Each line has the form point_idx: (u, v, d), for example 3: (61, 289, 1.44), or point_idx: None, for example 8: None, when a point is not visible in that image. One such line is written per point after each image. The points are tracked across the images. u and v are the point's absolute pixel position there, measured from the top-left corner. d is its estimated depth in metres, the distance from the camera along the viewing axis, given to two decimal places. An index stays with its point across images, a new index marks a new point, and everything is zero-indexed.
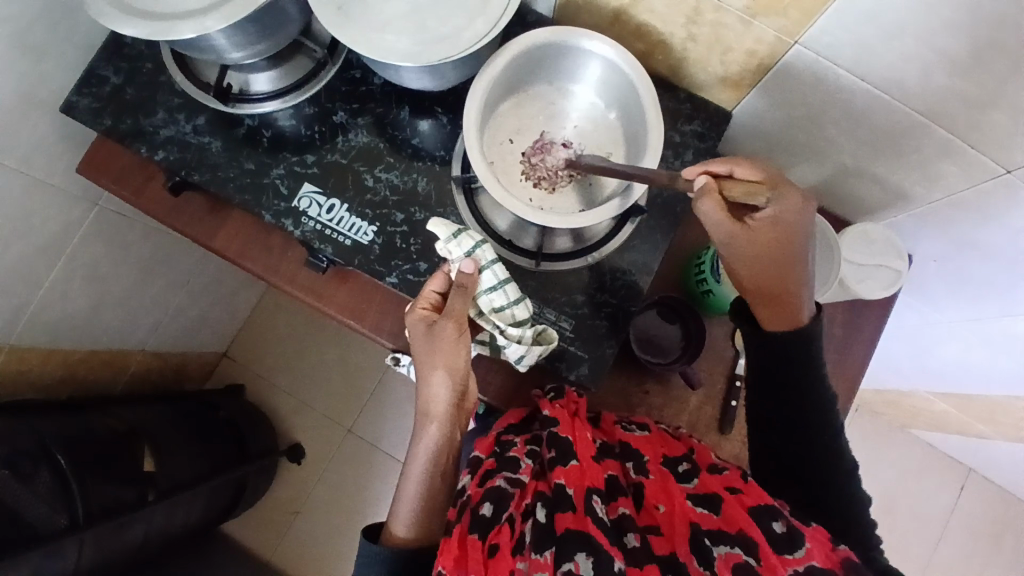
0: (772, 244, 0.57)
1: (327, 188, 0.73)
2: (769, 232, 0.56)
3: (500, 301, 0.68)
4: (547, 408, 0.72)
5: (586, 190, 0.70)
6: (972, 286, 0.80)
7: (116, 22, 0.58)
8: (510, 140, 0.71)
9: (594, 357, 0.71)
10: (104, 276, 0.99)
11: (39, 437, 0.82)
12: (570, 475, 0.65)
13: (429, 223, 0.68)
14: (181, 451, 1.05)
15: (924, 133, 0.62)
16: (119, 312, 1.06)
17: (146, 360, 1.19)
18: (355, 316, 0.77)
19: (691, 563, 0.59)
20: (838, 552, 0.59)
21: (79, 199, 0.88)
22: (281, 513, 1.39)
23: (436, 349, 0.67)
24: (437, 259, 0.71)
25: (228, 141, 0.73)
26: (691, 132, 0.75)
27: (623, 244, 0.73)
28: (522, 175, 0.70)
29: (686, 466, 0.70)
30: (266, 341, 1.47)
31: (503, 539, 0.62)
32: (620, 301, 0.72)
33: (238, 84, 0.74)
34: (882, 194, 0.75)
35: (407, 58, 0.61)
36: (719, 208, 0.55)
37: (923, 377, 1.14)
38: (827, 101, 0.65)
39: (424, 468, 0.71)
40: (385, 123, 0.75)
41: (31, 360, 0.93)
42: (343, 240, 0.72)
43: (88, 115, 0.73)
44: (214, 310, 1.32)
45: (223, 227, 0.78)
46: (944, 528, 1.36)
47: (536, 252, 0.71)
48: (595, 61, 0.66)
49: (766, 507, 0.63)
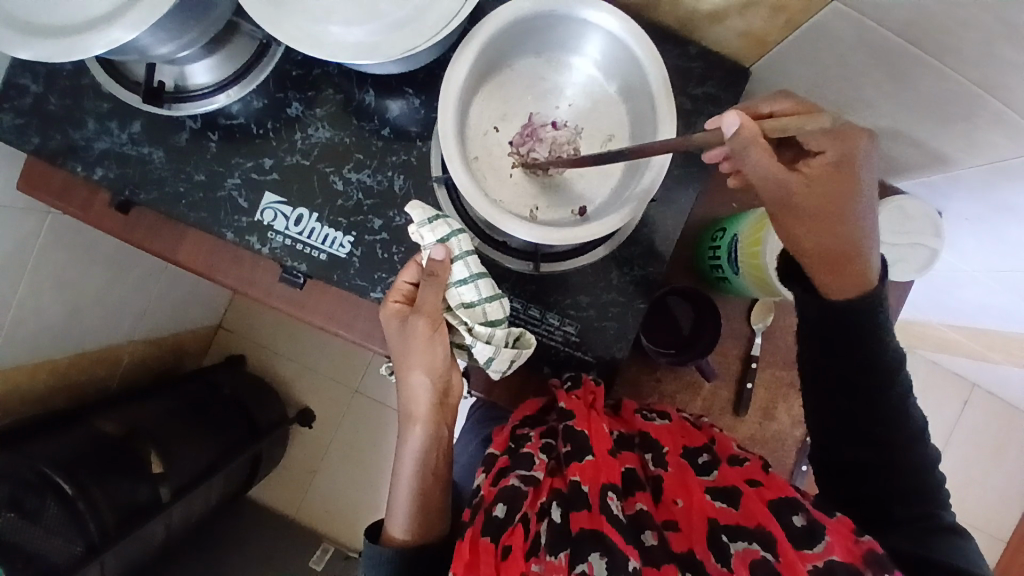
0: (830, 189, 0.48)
1: (292, 197, 0.64)
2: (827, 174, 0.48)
3: (469, 296, 0.60)
4: (560, 399, 0.65)
5: (586, 181, 0.61)
6: (1003, 244, 0.74)
7: (4, 45, 0.48)
8: (495, 129, 0.61)
9: (602, 361, 0.67)
10: (72, 282, 0.92)
11: (35, 468, 0.80)
12: (586, 471, 0.60)
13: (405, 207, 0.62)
14: (189, 442, 1.05)
15: (977, 104, 0.53)
16: (97, 313, 1.00)
17: (140, 348, 1.16)
18: (342, 325, 0.71)
19: (709, 561, 0.58)
20: (861, 545, 0.57)
21: (27, 211, 0.79)
22: (299, 473, 1.43)
23: (412, 349, 0.62)
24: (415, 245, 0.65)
25: (173, 150, 0.64)
26: (702, 98, 0.65)
27: (630, 235, 0.66)
28: (511, 170, 0.61)
29: (706, 458, 0.66)
30: (259, 309, 1.42)
31: (516, 541, 0.59)
32: (630, 298, 0.66)
33: (172, 79, 0.63)
34: (918, 155, 0.66)
35: (362, 54, 0.50)
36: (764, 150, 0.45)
37: (939, 313, 1.10)
38: (867, 62, 0.55)
39: (414, 469, 0.68)
40: (350, 112, 0.65)
41: (16, 379, 0.89)
42: (318, 256, 0.65)
43: (7, 133, 0.63)
44: (200, 287, 1.26)
45: (185, 240, 0.70)
46: (946, 442, 1.39)
47: (535, 254, 0.64)
48: (592, 30, 0.55)
49: (786, 499, 0.60)
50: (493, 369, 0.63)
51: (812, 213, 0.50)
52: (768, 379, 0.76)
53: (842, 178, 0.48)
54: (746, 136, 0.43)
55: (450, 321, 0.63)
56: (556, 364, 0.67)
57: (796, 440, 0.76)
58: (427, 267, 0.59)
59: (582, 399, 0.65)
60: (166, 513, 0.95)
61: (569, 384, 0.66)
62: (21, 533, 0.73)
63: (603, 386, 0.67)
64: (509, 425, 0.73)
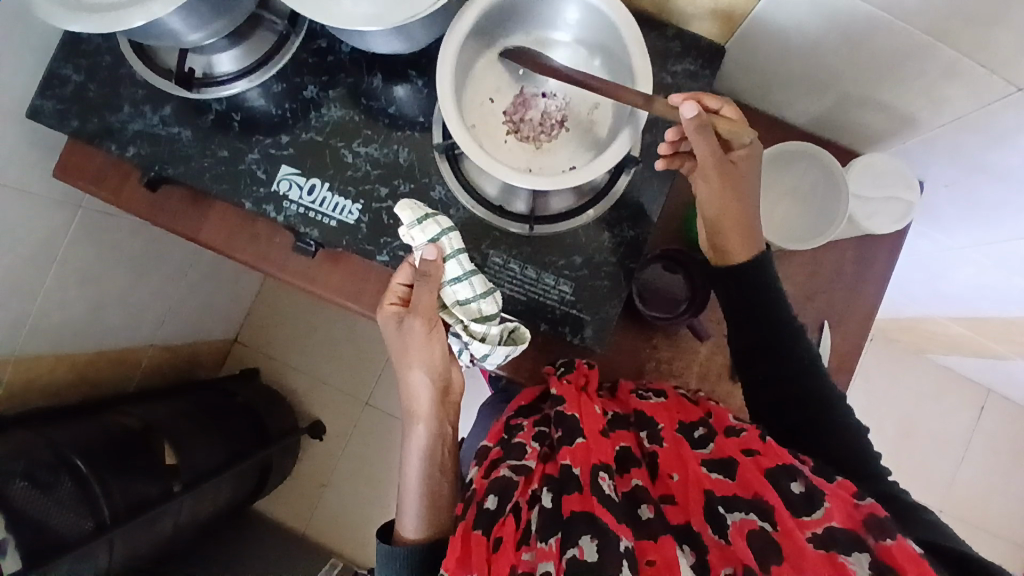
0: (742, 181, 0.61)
1: (306, 169, 0.70)
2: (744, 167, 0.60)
3: (464, 294, 0.65)
4: (552, 387, 0.69)
5: (575, 144, 0.66)
6: (984, 207, 0.78)
7: (61, 20, 0.55)
8: (490, 100, 0.66)
9: (597, 318, 0.69)
10: (98, 279, 0.98)
11: (55, 446, 0.83)
12: (576, 454, 0.63)
13: (396, 207, 0.66)
14: (202, 441, 1.07)
15: (931, 54, 0.58)
16: (118, 313, 1.05)
17: (157, 355, 1.21)
18: (351, 297, 0.76)
19: (705, 532, 0.59)
20: (862, 509, 0.57)
21: (61, 203, 0.86)
22: (309, 488, 1.43)
23: (412, 348, 0.67)
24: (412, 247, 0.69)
25: (199, 130, 0.70)
26: (681, 75, 0.70)
27: (617, 200, 0.70)
28: (506, 136, 0.66)
29: (702, 432, 0.66)
30: (273, 323, 1.47)
31: (506, 533, 0.61)
32: (620, 259, 0.69)
33: (201, 68, 0.71)
34: (889, 121, 0.71)
35: (371, 22, 0.57)
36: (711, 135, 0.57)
37: (938, 303, 1.12)
38: (826, 26, 0.60)
39: (422, 466, 0.70)
40: (359, 94, 0.71)
41: (38, 370, 0.94)
42: (329, 223, 0.69)
43: (52, 117, 0.70)
44: (217, 299, 1.31)
45: (208, 219, 0.76)
46: (965, 447, 1.41)
47: (529, 215, 0.69)
48: (572, 4, 0.61)
49: (783, 467, 0.60)
50: (488, 363, 0.67)
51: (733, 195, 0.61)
52: None
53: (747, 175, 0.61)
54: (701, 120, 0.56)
55: (446, 319, 0.66)
56: (554, 323, 0.69)
57: None
58: (421, 268, 0.62)
59: (574, 382, 0.70)
60: (177, 504, 0.96)
61: (561, 371, 0.71)
62: (34, 504, 0.76)
63: (593, 370, 0.72)
64: (504, 416, 0.74)
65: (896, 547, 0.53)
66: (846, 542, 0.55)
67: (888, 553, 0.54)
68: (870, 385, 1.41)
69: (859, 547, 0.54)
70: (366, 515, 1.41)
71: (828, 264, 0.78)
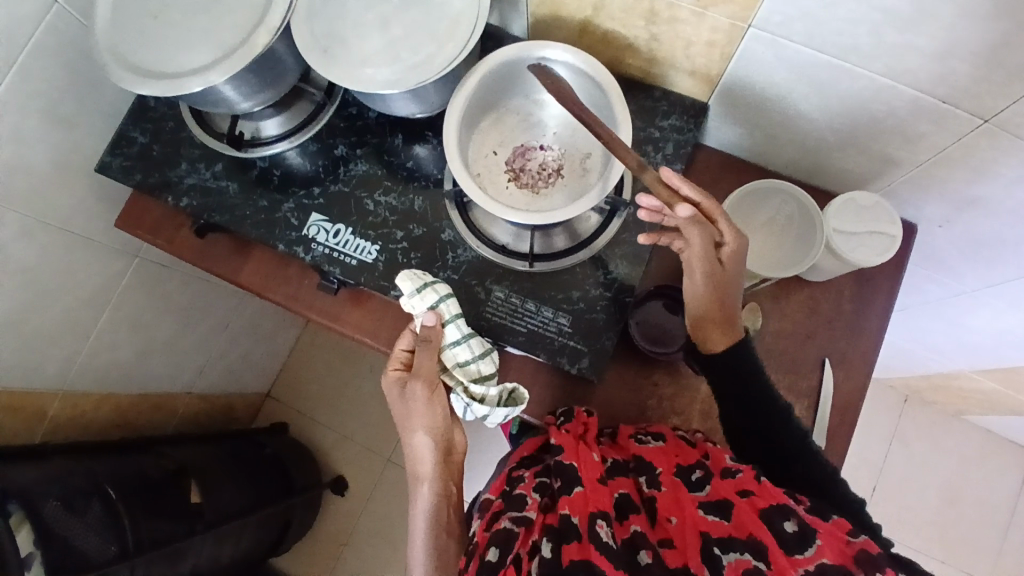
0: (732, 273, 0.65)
1: (333, 216, 0.79)
2: (730, 262, 0.64)
3: (463, 357, 0.71)
4: (552, 436, 0.69)
5: (570, 188, 0.73)
6: (984, 246, 0.80)
7: (135, 86, 0.67)
8: (494, 152, 0.75)
9: (594, 349, 0.73)
10: (148, 324, 1.08)
11: (91, 474, 0.89)
12: (574, 502, 0.60)
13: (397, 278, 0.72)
14: (226, 484, 1.11)
15: (893, 94, 0.63)
16: (161, 358, 1.14)
17: (193, 403, 1.28)
18: (368, 334, 0.82)
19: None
20: (853, 545, 0.55)
21: (120, 252, 0.98)
22: (330, 546, 1.43)
23: (413, 411, 0.72)
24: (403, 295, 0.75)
25: (243, 182, 0.81)
26: (669, 128, 0.78)
27: (613, 238, 0.75)
28: (507, 183, 0.74)
29: (699, 474, 0.65)
30: (305, 379, 1.54)
31: None
32: (616, 294, 0.74)
33: (250, 132, 0.82)
34: (871, 164, 0.75)
35: (389, 86, 0.67)
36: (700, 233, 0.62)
37: (961, 357, 1.10)
38: (794, 78, 0.67)
39: (425, 525, 0.72)
40: (382, 151, 0.81)
41: (84, 406, 1.02)
42: (350, 262, 0.77)
43: (120, 173, 0.82)
44: (254, 351, 1.40)
45: (247, 263, 0.85)
46: (1015, 517, 1.34)
47: (529, 254, 0.74)
48: (561, 68, 0.70)
49: (777, 506, 0.58)
50: (489, 423, 0.72)
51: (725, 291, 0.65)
52: None
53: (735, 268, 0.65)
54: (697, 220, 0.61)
55: (448, 381, 0.72)
56: (552, 353, 0.73)
57: None
58: (422, 334, 0.69)
59: (572, 431, 0.70)
60: (199, 542, 0.99)
61: (562, 419, 0.72)
62: (65, 525, 0.81)
63: (594, 416, 0.73)
64: (506, 469, 0.73)
65: None
66: None
67: None
68: (907, 449, 1.37)
69: None
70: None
71: (825, 303, 0.80)
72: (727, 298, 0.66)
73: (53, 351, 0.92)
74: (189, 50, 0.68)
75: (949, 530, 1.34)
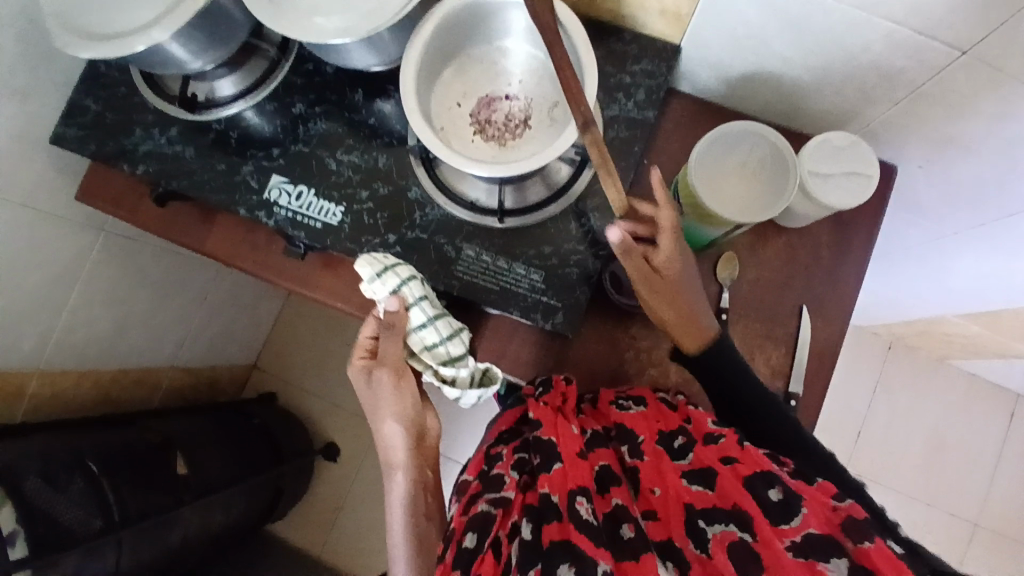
0: (675, 278, 0.66)
1: (294, 176, 0.76)
2: (669, 270, 0.66)
3: (427, 338, 0.68)
4: (530, 410, 0.67)
5: (539, 137, 0.70)
6: (966, 186, 0.78)
7: (78, 49, 0.64)
8: (458, 104, 0.72)
9: (569, 303, 0.71)
10: (123, 298, 1.06)
11: (73, 447, 0.89)
12: (554, 481, 0.58)
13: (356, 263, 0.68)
14: (212, 455, 1.11)
15: (867, 28, 0.60)
16: (140, 332, 1.13)
17: (178, 375, 1.28)
18: (341, 299, 0.80)
19: (687, 548, 0.55)
20: (840, 511, 0.54)
21: (85, 227, 0.95)
22: (325, 510, 1.45)
23: (382, 400, 0.70)
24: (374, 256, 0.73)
25: (200, 147, 0.78)
26: (641, 73, 0.75)
27: (586, 190, 0.73)
28: (472, 134, 0.71)
29: (682, 442, 0.64)
30: (292, 348, 1.53)
31: (486, 568, 0.55)
32: (591, 247, 0.72)
33: (204, 93, 0.79)
34: (850, 102, 0.72)
35: (341, 35, 0.64)
36: (633, 255, 0.64)
37: (944, 302, 1.09)
38: (766, 15, 0.64)
39: (403, 512, 0.72)
40: (342, 108, 0.78)
41: (63, 382, 1.01)
42: (314, 224, 0.75)
43: (75, 143, 0.79)
44: (238, 322, 1.38)
45: (213, 231, 0.82)
46: (998, 458, 1.37)
47: (499, 210, 0.72)
48: (518, 10, 0.66)
49: (760, 474, 0.57)
50: (464, 403, 0.71)
51: (675, 297, 0.67)
52: (743, 331, 0.78)
53: (680, 272, 0.66)
54: (625, 244, 0.63)
55: (416, 365, 0.70)
56: (527, 310, 0.72)
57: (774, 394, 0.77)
58: (386, 321, 0.67)
59: (551, 404, 0.68)
60: (188, 512, 1.00)
61: (540, 391, 0.70)
62: (47, 499, 0.81)
63: (573, 385, 0.72)
64: (484, 447, 0.71)
65: (875, 550, 0.50)
66: (825, 549, 0.51)
67: (866, 556, 0.50)
68: (893, 396, 1.38)
69: (839, 554, 0.51)
70: (382, 538, 1.42)
71: (803, 249, 0.79)
72: (684, 304, 0.67)
73: (24, 330, 0.90)
74: (131, 9, 0.65)
75: (934, 474, 1.36)
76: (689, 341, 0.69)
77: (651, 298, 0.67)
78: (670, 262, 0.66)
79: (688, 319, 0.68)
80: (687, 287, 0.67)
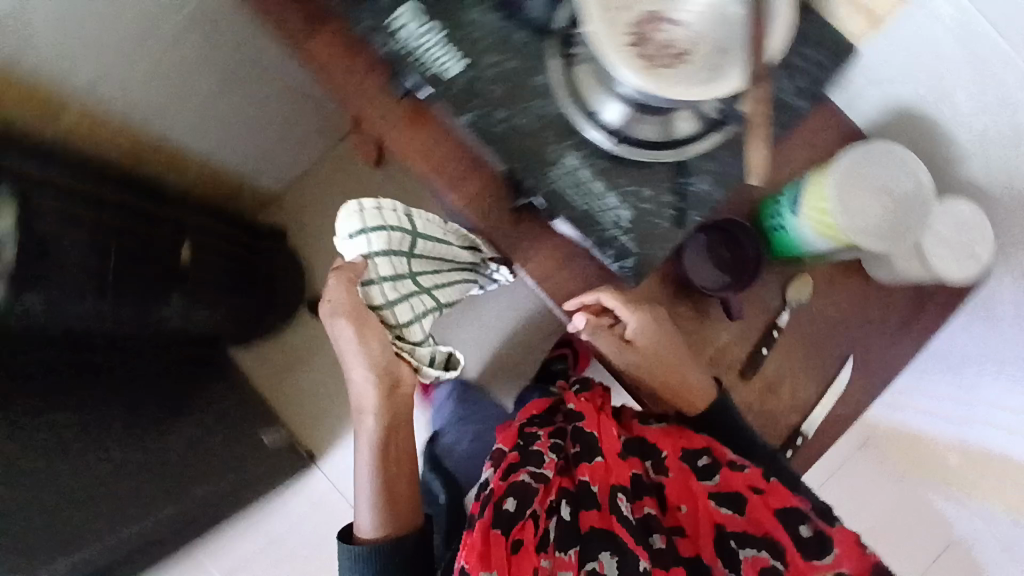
0: (655, 351, 0.74)
1: (426, 10, 0.69)
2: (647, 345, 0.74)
3: (384, 272, 0.84)
4: (571, 402, 0.87)
5: (694, 77, 0.60)
6: None
7: None
8: (619, 5, 0.62)
9: (643, 252, 0.69)
10: (189, 76, 1.03)
11: (93, 197, 0.86)
12: (596, 474, 0.78)
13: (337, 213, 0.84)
14: (215, 263, 1.09)
15: None
16: (193, 107, 1.09)
17: (205, 171, 1.22)
18: (420, 156, 0.76)
19: (715, 563, 0.74)
20: (869, 556, 0.71)
21: None
22: (289, 357, 1.44)
23: (349, 352, 0.82)
24: (483, 121, 0.70)
25: None
26: (814, 60, 0.70)
27: (706, 151, 0.69)
28: (622, 42, 0.61)
29: (706, 461, 0.77)
30: (316, 194, 1.47)
31: (526, 536, 0.74)
32: (682, 207, 0.69)
33: None
34: None
35: None
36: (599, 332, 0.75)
37: (945, 422, 1.09)
38: None
39: (367, 458, 0.88)
40: None
41: (104, 125, 0.98)
42: (427, 68, 0.70)
43: None
44: (284, 143, 1.34)
45: (316, 36, 0.76)
46: None
47: (619, 131, 0.67)
48: None
49: (790, 509, 0.74)
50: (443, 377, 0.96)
51: (656, 368, 0.76)
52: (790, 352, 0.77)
53: (664, 341, 0.74)
54: (589, 325, 0.74)
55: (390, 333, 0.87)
56: (599, 240, 0.70)
57: (788, 414, 0.78)
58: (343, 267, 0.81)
59: (588, 400, 0.89)
60: (172, 305, 0.99)
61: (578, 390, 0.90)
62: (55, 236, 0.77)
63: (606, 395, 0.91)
64: (517, 423, 0.89)
65: None
66: None
67: None
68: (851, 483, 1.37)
69: None
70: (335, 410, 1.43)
71: (876, 304, 0.77)
72: (660, 373, 0.76)
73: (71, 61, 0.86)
74: None
75: None
76: (689, 404, 0.77)
77: (634, 370, 0.78)
78: (644, 336, 0.74)
79: (677, 390, 0.77)
80: (673, 356, 0.74)
